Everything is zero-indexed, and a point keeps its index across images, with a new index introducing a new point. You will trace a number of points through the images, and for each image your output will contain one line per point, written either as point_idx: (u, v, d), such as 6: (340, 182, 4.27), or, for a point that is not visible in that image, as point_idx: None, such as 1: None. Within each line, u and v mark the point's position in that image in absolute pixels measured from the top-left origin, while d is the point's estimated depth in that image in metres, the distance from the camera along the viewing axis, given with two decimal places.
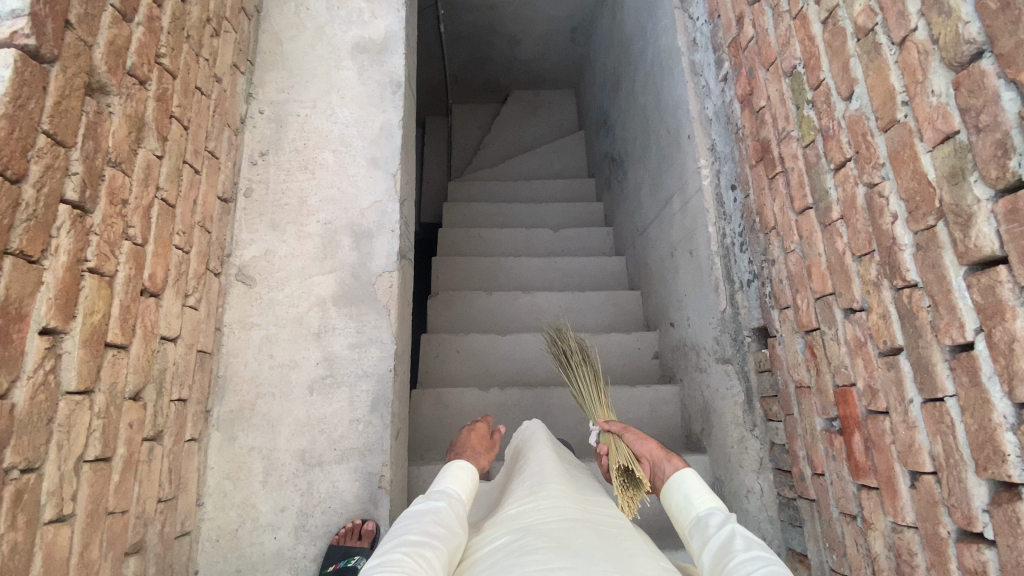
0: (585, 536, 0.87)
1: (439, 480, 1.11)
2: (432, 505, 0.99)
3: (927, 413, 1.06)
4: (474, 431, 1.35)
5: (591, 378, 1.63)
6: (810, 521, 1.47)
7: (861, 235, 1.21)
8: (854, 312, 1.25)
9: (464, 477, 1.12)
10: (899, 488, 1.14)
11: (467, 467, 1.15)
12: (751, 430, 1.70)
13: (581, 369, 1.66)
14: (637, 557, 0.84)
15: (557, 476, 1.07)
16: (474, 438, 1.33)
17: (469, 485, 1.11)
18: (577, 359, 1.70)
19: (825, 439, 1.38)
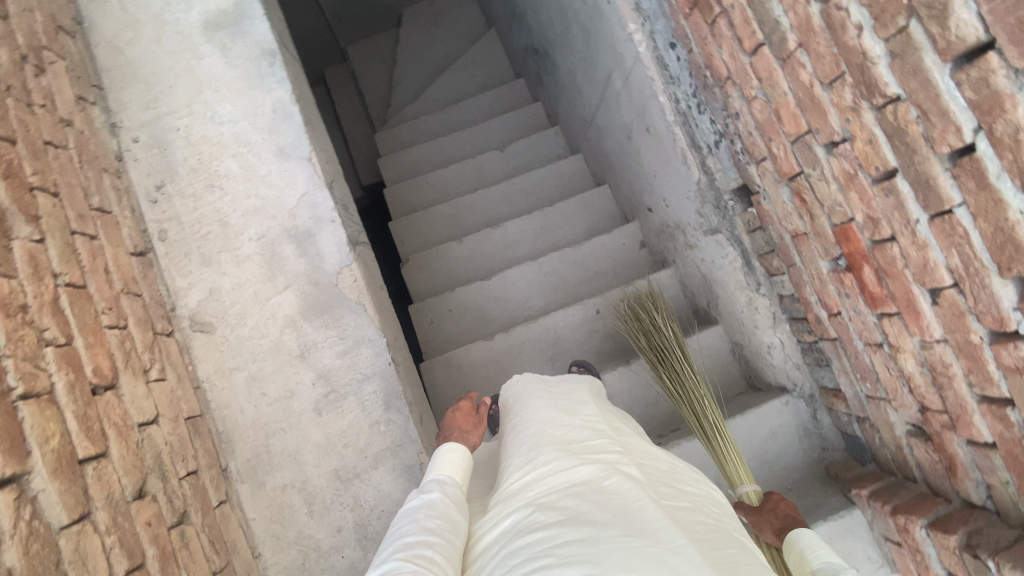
0: (591, 500, 0.86)
1: (431, 467, 1.12)
2: (425, 500, 1.00)
3: (936, 229, 1.00)
4: (459, 408, 1.31)
5: (685, 376, 1.64)
6: (837, 358, 1.48)
7: (826, 58, 1.09)
8: (836, 146, 1.16)
9: (455, 459, 1.12)
10: (921, 309, 1.11)
11: (457, 449, 1.15)
12: (757, 291, 1.68)
13: (677, 364, 1.67)
14: (643, 508, 0.84)
15: (553, 434, 1.04)
16: (462, 416, 1.30)
17: (463, 465, 1.12)
18: (664, 349, 1.72)
19: (834, 280, 1.34)
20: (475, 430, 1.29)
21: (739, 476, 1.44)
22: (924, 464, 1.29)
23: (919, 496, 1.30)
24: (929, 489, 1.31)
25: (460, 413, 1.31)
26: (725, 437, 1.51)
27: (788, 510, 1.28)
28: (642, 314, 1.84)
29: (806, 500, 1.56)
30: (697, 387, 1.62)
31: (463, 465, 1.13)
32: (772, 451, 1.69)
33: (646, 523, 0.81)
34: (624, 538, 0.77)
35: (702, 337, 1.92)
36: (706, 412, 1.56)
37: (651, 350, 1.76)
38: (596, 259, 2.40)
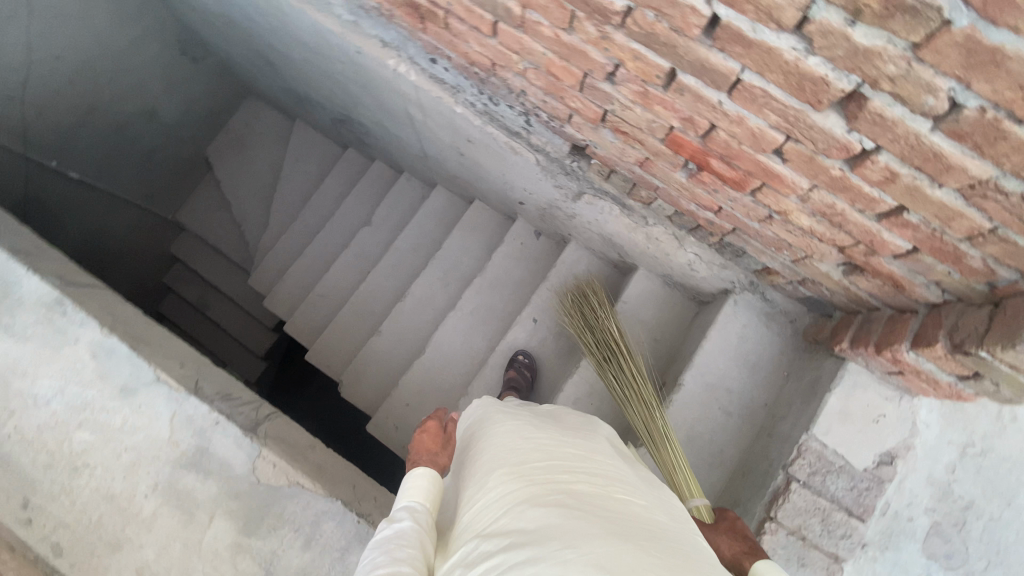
0: (534, 512, 0.89)
1: (401, 493, 1.11)
2: (396, 529, 1.00)
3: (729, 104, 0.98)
4: (427, 433, 1.26)
5: (632, 368, 1.58)
6: (748, 244, 1.43)
7: (551, 7, 1.03)
8: (614, 75, 1.11)
9: (425, 484, 1.11)
10: (779, 171, 1.07)
11: (427, 473, 1.13)
12: (648, 223, 1.65)
13: (622, 354, 1.61)
14: (583, 521, 0.86)
15: (503, 455, 1.06)
16: (432, 439, 1.26)
17: (434, 488, 1.11)
18: (609, 341, 1.65)
19: (697, 184, 1.29)
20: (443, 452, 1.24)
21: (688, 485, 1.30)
22: (876, 294, 1.26)
23: (889, 322, 1.28)
24: (894, 310, 1.28)
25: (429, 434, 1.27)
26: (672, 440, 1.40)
27: (744, 531, 1.15)
28: (586, 308, 1.79)
29: (806, 380, 1.51)
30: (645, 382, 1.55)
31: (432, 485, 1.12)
32: (754, 359, 1.63)
33: (585, 530, 0.84)
34: (562, 547, 0.80)
35: (632, 289, 1.89)
36: (655, 412, 1.47)
37: (595, 344, 1.69)
38: (505, 273, 2.33)
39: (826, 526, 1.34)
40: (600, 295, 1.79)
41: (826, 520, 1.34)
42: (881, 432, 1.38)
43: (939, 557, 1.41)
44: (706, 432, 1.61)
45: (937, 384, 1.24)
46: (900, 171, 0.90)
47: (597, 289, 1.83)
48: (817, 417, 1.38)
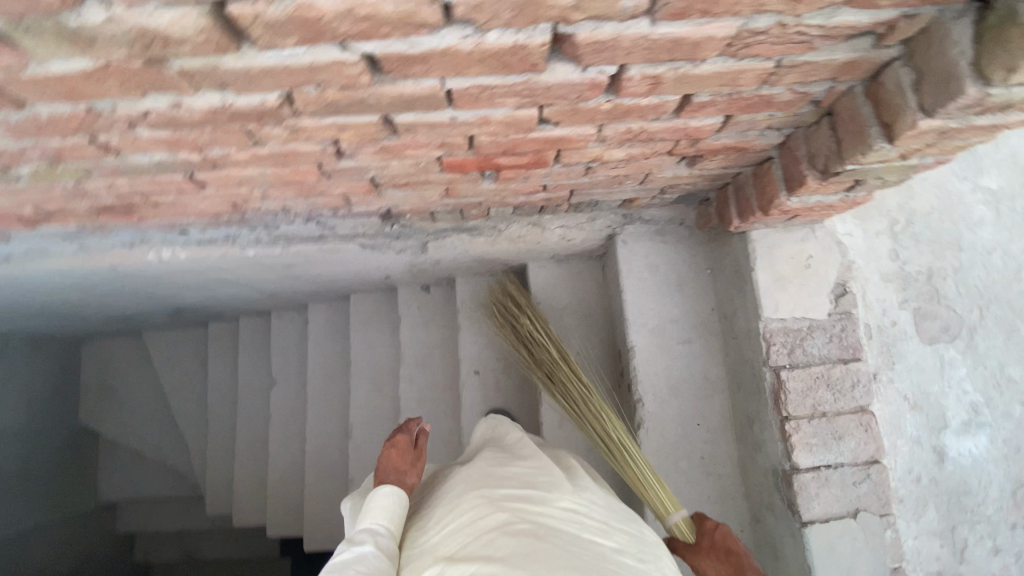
0: (506, 540, 0.81)
1: (360, 516, 0.99)
2: (356, 554, 0.87)
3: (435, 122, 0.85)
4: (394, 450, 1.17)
5: (572, 374, 1.44)
6: (594, 192, 1.32)
7: (220, 136, 0.85)
8: (343, 151, 0.95)
9: (392, 504, 1.00)
10: (561, 132, 0.94)
11: (394, 493, 1.02)
12: (501, 226, 1.54)
13: (556, 359, 1.47)
14: (558, 555, 0.78)
15: (475, 478, 0.98)
16: (401, 454, 1.16)
17: (400, 509, 1.01)
18: (546, 356, 1.50)
19: (506, 179, 1.16)
20: (411, 465, 1.15)
21: (665, 497, 1.20)
22: (729, 164, 1.17)
23: (756, 180, 1.20)
24: (753, 166, 1.20)
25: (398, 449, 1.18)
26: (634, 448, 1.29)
27: (728, 542, 1.07)
28: (510, 312, 1.64)
29: (728, 266, 1.44)
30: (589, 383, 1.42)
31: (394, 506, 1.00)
32: (675, 280, 1.55)
33: (559, 565, 0.76)
34: None
35: (535, 285, 1.78)
36: (609, 418, 1.35)
37: (534, 360, 1.54)
38: (423, 343, 2.15)
39: (835, 387, 1.27)
40: (520, 294, 1.64)
41: (830, 383, 1.27)
42: (819, 271, 1.32)
43: (937, 335, 1.38)
44: (682, 371, 1.52)
45: (833, 205, 1.17)
46: (659, 72, 0.78)
47: (515, 285, 1.67)
48: (760, 300, 1.31)
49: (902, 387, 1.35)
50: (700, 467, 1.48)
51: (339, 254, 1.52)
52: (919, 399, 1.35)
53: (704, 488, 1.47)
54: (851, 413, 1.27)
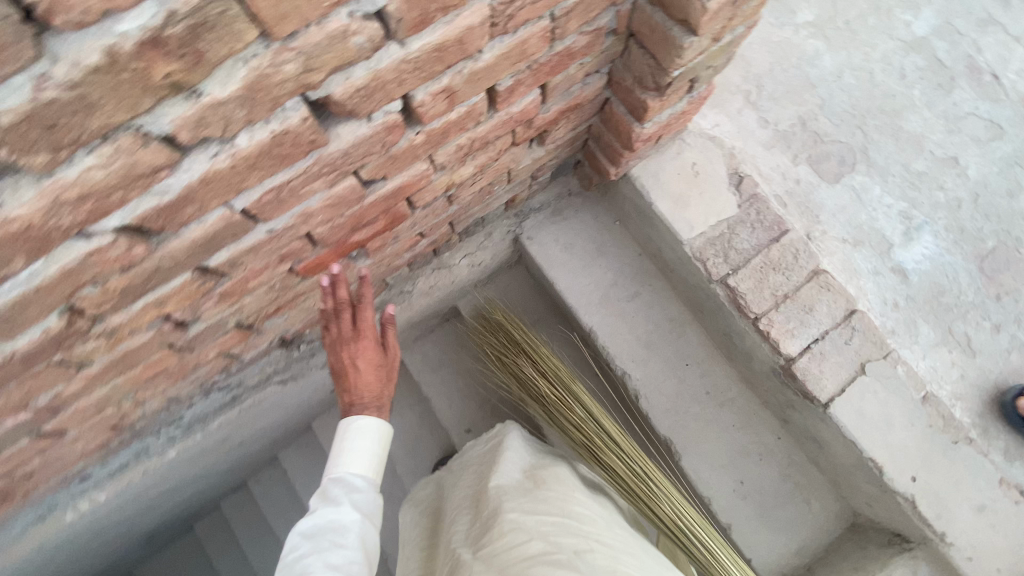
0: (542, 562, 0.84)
1: (341, 452, 1.01)
2: (334, 516, 0.94)
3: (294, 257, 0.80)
4: (361, 352, 1.04)
5: (606, 438, 1.29)
6: (471, 212, 1.24)
7: (33, 380, 0.72)
8: (184, 318, 0.83)
9: (368, 443, 1.02)
10: (394, 183, 0.86)
11: (371, 435, 1.02)
12: (405, 287, 1.45)
13: (585, 420, 1.32)
14: None
15: (514, 496, 1.02)
16: (368, 357, 1.05)
17: (376, 452, 1.03)
18: (576, 424, 1.34)
19: (377, 249, 1.07)
20: (377, 374, 1.05)
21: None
22: (575, 122, 1.13)
23: (607, 124, 1.17)
24: (598, 114, 1.17)
25: (344, 329, 1.04)
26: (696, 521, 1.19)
27: None
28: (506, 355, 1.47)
29: (630, 210, 1.41)
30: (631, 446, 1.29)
31: (376, 445, 1.03)
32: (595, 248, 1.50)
33: None
34: None
35: None
36: (661, 488, 1.23)
37: (560, 421, 1.38)
38: (402, 432, 1.98)
39: (782, 266, 1.25)
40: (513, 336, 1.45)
41: (775, 266, 1.25)
42: (709, 173, 1.30)
43: (839, 170, 1.39)
44: (646, 327, 1.46)
45: (685, 111, 1.16)
46: (446, 82, 0.71)
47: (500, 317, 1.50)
48: (672, 226, 1.27)
49: (836, 232, 1.34)
50: (711, 405, 1.41)
51: (265, 402, 1.38)
52: (857, 234, 1.35)
53: (724, 423, 1.40)
54: (808, 282, 1.25)
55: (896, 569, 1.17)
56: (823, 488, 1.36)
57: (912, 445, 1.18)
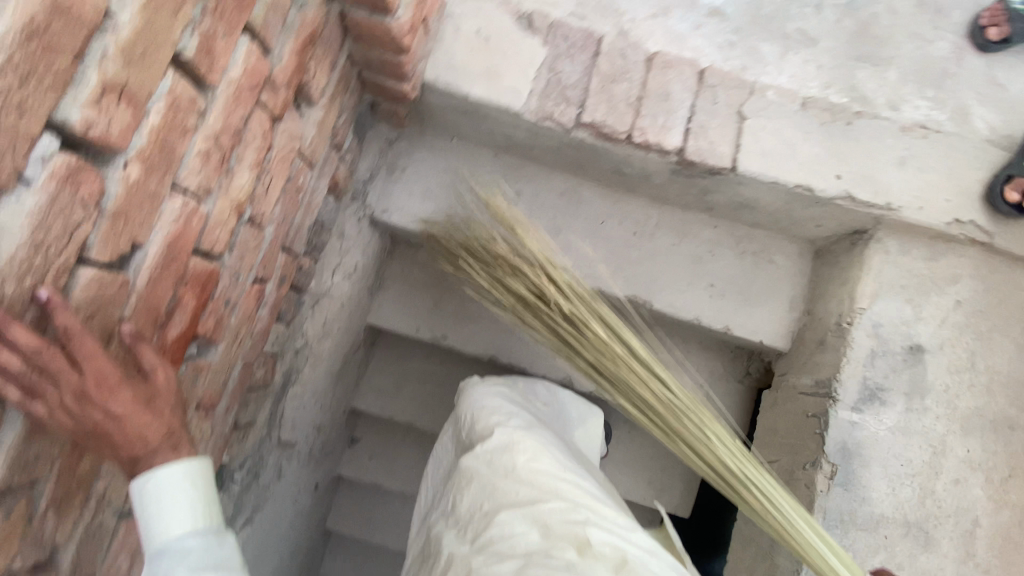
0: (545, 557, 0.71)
1: (148, 522, 0.64)
2: None
3: (77, 401, 0.54)
4: (116, 388, 0.57)
5: (636, 372, 1.08)
6: (302, 223, 1.04)
7: None
8: (35, 557, 0.61)
9: (186, 489, 0.65)
10: (158, 242, 0.66)
11: (187, 480, 0.66)
12: (302, 343, 1.20)
13: (620, 347, 1.11)
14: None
15: (509, 474, 0.88)
16: (128, 400, 0.58)
17: (202, 488, 0.67)
18: (599, 357, 1.14)
19: (223, 326, 0.86)
20: (154, 412, 0.61)
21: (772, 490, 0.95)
22: (326, 59, 0.94)
23: (363, 42, 1.00)
24: (343, 37, 0.99)
25: (66, 381, 0.53)
26: (732, 449, 1.00)
27: None
28: (507, 271, 1.20)
29: (453, 118, 1.26)
30: (663, 377, 1.09)
31: (201, 493, 0.67)
32: (455, 176, 1.35)
33: None
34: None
35: (395, 324, 1.51)
36: (699, 419, 1.04)
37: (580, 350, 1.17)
38: (412, 468, 1.82)
39: (618, 72, 1.16)
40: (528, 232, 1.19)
41: (612, 78, 1.16)
42: (496, 29, 1.16)
43: None
44: (546, 215, 1.36)
45: None
46: (101, 79, 0.52)
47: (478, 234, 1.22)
48: (500, 103, 1.14)
49: (642, 11, 1.25)
50: (645, 243, 1.36)
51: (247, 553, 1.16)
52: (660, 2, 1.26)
53: (667, 249, 1.36)
54: (649, 72, 1.17)
55: (873, 260, 1.19)
56: (776, 241, 1.36)
57: (821, 150, 1.16)
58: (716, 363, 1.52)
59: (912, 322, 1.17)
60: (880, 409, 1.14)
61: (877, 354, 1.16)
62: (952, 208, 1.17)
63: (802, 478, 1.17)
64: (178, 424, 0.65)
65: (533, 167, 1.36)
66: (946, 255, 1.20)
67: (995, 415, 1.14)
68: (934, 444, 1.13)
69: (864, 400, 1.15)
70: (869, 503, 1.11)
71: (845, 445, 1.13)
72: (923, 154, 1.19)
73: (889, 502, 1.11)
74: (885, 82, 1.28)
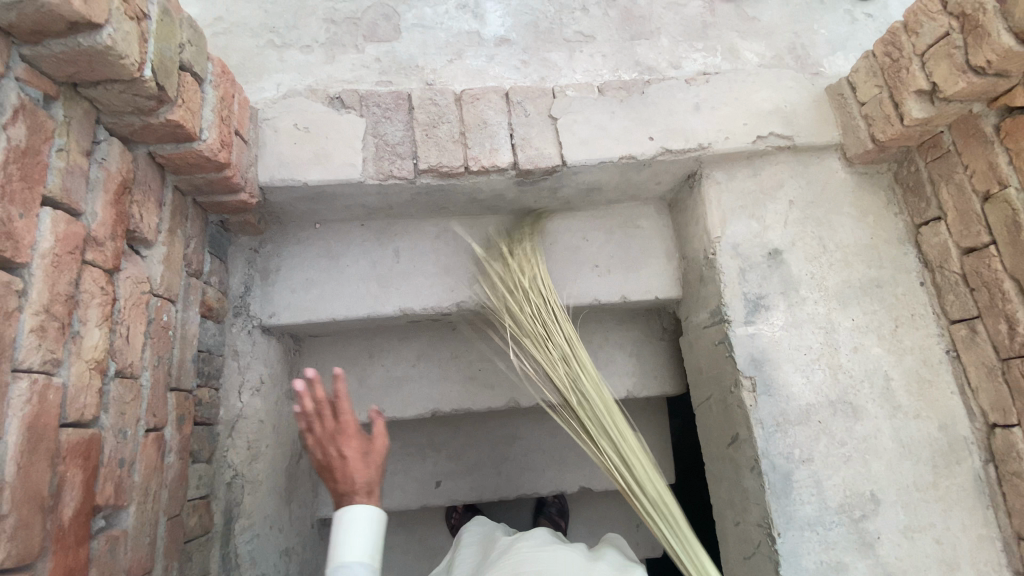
0: None
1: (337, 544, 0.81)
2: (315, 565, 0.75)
3: (363, 450, 0.87)
4: (347, 443, 0.86)
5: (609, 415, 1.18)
6: (180, 358, 1.03)
7: None
8: None
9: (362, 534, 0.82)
10: (14, 430, 0.65)
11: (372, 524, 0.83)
12: (228, 474, 1.17)
13: (599, 398, 1.18)
14: None
15: None
16: (354, 447, 0.86)
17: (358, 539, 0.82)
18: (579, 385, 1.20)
19: (125, 489, 0.84)
20: (368, 464, 0.86)
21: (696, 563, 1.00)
22: (149, 198, 0.97)
23: (182, 171, 1.03)
24: (160, 173, 1.02)
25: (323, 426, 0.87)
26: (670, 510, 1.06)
27: None
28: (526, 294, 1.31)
29: (304, 207, 1.30)
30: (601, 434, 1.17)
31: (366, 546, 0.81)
32: (329, 259, 1.39)
33: None
34: None
35: None
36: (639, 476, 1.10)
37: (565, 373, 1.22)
38: (406, 553, 1.75)
39: (435, 117, 1.26)
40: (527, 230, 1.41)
41: (433, 124, 1.26)
42: (311, 118, 1.23)
43: (392, 21, 1.40)
44: (427, 262, 1.42)
45: (225, 97, 1.06)
46: None
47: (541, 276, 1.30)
48: (339, 180, 1.20)
49: (440, 61, 1.38)
50: None
51: None
52: (452, 48, 1.39)
53: (547, 250, 1.45)
54: (462, 108, 1.28)
55: (710, 194, 1.34)
56: (634, 208, 1.50)
57: (628, 122, 1.31)
58: (636, 333, 1.61)
59: (762, 233, 1.32)
60: (768, 314, 1.26)
61: (745, 270, 1.29)
62: (752, 129, 1.34)
63: (733, 400, 1.26)
64: (369, 487, 0.85)
65: (400, 223, 1.43)
66: (765, 167, 1.36)
67: (860, 280, 1.29)
68: (823, 325, 1.26)
69: (751, 311, 1.27)
70: (794, 397, 1.21)
71: (752, 355, 1.24)
72: (712, 95, 1.36)
73: (808, 389, 1.22)
74: (662, 49, 1.47)
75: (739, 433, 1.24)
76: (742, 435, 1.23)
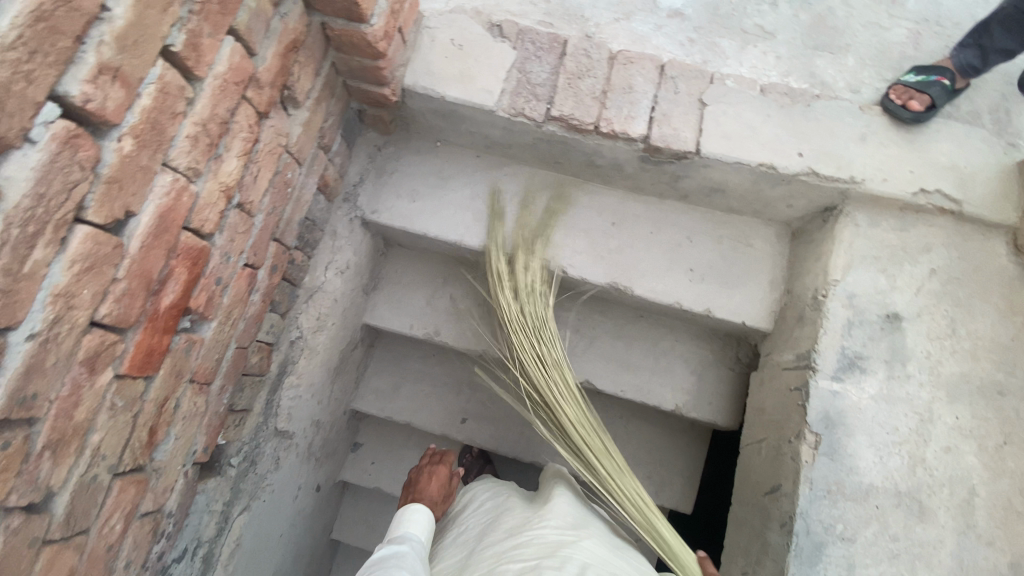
0: None
1: (403, 525, 1.12)
2: (396, 558, 0.97)
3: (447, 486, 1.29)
4: (437, 472, 1.30)
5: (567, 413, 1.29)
6: (290, 217, 1.13)
7: None
8: (32, 490, 0.67)
9: (418, 517, 1.14)
10: (152, 214, 0.74)
11: (424, 513, 1.16)
12: (294, 334, 1.27)
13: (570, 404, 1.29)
14: None
15: None
16: (441, 476, 1.29)
17: (420, 524, 1.13)
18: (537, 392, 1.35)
19: (214, 307, 0.94)
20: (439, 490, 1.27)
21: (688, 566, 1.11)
22: (311, 64, 1.05)
23: (344, 50, 1.10)
24: (326, 46, 1.09)
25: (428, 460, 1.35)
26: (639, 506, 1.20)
27: None
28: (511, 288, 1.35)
29: (435, 121, 1.35)
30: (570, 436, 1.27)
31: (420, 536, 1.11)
32: (439, 178, 1.43)
33: None
34: None
35: (389, 322, 1.57)
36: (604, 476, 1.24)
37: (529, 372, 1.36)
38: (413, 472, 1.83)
39: (583, 69, 1.24)
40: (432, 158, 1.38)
41: (578, 75, 1.24)
42: (469, 39, 1.26)
43: None
44: (526, 210, 1.43)
45: None
46: (96, 60, 0.60)
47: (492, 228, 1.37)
48: (474, 103, 1.23)
49: (607, 17, 1.35)
50: (624, 232, 1.41)
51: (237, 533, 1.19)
52: (622, 8, 1.36)
53: (646, 237, 1.41)
54: (613, 68, 1.25)
55: (842, 233, 1.23)
56: (753, 226, 1.40)
57: (780, 131, 1.21)
58: (706, 353, 1.53)
59: (887, 292, 1.19)
60: (861, 377, 1.15)
61: (853, 324, 1.18)
62: (916, 179, 1.20)
63: (789, 450, 1.17)
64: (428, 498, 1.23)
65: (515, 166, 1.44)
66: (916, 225, 1.22)
67: (980, 379, 1.13)
68: (919, 411, 1.12)
69: (843, 368, 1.16)
70: (857, 472, 1.10)
71: (827, 413, 1.14)
72: (883, 130, 1.23)
73: (876, 470, 1.10)
74: (844, 68, 1.33)
75: (782, 485, 1.16)
76: (785, 488, 1.14)
